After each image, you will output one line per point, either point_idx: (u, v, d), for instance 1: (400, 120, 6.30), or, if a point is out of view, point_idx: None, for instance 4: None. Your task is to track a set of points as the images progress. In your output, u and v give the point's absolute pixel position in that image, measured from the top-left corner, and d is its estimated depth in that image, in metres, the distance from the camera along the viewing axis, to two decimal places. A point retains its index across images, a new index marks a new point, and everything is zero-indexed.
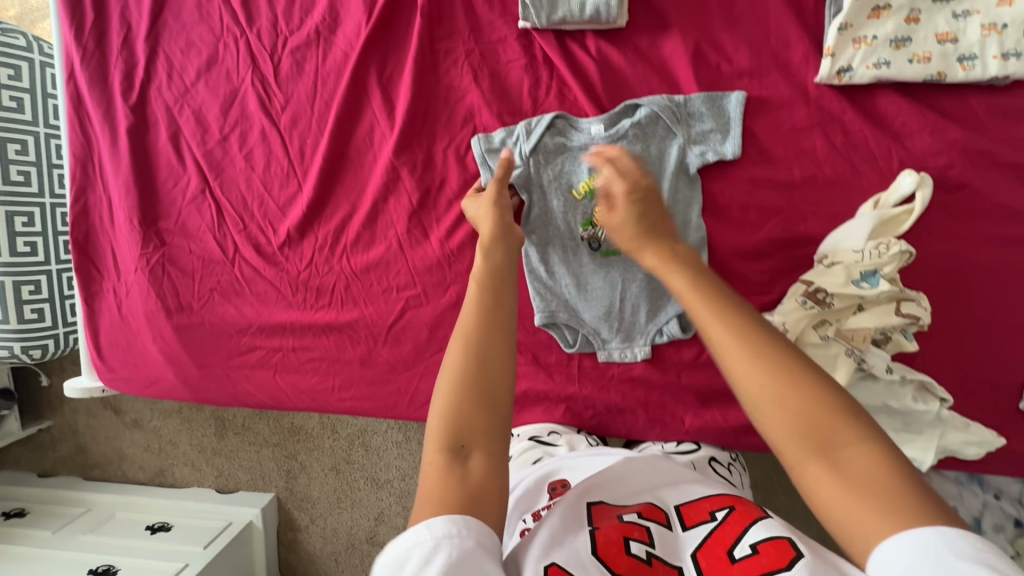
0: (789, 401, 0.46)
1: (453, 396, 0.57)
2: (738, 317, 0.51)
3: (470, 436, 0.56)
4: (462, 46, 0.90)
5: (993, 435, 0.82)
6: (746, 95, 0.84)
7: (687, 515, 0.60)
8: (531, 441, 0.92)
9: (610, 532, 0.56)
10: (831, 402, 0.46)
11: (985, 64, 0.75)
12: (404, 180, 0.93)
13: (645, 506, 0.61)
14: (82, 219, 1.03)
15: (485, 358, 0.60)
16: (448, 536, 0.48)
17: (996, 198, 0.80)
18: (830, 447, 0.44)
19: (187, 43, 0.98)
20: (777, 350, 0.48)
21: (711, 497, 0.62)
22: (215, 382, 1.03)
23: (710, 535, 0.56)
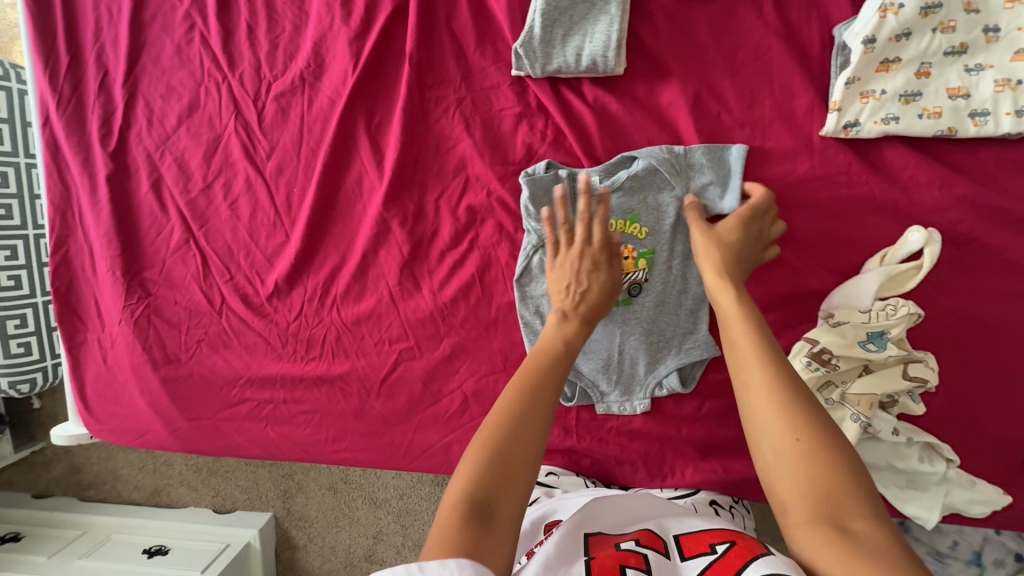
0: (810, 464, 0.54)
1: (506, 429, 0.59)
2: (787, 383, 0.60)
3: (500, 500, 0.55)
4: (454, 94, 0.87)
5: (998, 492, 0.80)
6: (747, 148, 0.80)
7: (686, 545, 0.62)
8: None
9: (606, 561, 0.58)
10: (846, 480, 0.53)
11: (998, 121, 0.72)
12: (395, 232, 0.90)
13: (645, 534, 0.64)
14: (63, 267, 1.00)
15: (542, 415, 0.62)
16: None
17: (1006, 254, 0.78)
18: (841, 518, 0.51)
19: (167, 88, 0.94)
20: (811, 419, 0.57)
21: (711, 531, 0.64)
22: (206, 434, 1.00)
23: (710, 566, 0.57)
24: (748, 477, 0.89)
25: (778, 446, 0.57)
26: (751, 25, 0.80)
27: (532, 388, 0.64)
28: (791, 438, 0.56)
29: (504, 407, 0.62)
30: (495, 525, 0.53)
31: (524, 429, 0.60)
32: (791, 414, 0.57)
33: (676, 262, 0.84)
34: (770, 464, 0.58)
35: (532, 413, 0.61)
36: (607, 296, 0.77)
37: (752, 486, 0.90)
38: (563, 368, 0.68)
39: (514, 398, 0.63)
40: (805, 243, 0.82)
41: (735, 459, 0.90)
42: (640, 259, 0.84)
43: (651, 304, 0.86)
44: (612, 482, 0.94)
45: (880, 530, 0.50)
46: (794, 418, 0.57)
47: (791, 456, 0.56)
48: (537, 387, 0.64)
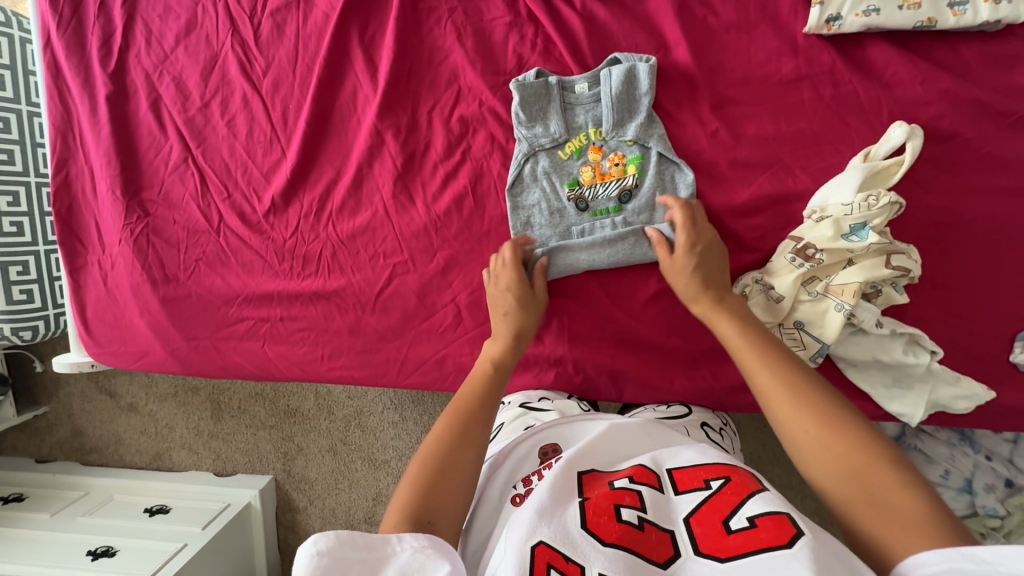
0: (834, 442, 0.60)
1: (451, 427, 0.72)
2: (790, 375, 0.68)
3: (438, 517, 0.62)
4: (446, 5, 0.89)
5: (983, 388, 0.81)
6: (655, 60, 0.83)
7: (680, 479, 0.65)
8: (521, 409, 0.92)
9: (600, 501, 0.61)
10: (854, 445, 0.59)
11: (977, 9, 0.73)
12: (389, 144, 0.92)
13: (637, 470, 0.67)
14: (64, 190, 1.02)
15: (477, 422, 0.73)
16: (393, 551, 0.55)
17: (986, 148, 0.79)
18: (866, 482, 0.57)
19: (165, 8, 0.96)
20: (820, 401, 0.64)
21: (705, 465, 0.66)
22: (205, 354, 1.02)
23: (706, 501, 0.61)
24: (737, 383, 0.90)
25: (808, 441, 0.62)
26: None
27: (461, 427, 0.72)
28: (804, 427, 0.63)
29: (450, 412, 0.74)
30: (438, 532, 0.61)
31: (465, 418, 0.73)
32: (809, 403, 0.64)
33: (663, 166, 0.85)
34: (792, 443, 0.64)
35: (458, 448, 0.69)
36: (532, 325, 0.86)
37: (741, 394, 0.91)
38: (496, 382, 0.79)
39: (465, 403, 0.75)
40: (791, 144, 0.83)
41: (723, 365, 0.91)
42: (629, 165, 0.85)
43: (638, 211, 0.86)
44: (604, 392, 0.95)
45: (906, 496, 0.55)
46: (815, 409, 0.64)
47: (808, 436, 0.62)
48: (472, 403, 0.75)
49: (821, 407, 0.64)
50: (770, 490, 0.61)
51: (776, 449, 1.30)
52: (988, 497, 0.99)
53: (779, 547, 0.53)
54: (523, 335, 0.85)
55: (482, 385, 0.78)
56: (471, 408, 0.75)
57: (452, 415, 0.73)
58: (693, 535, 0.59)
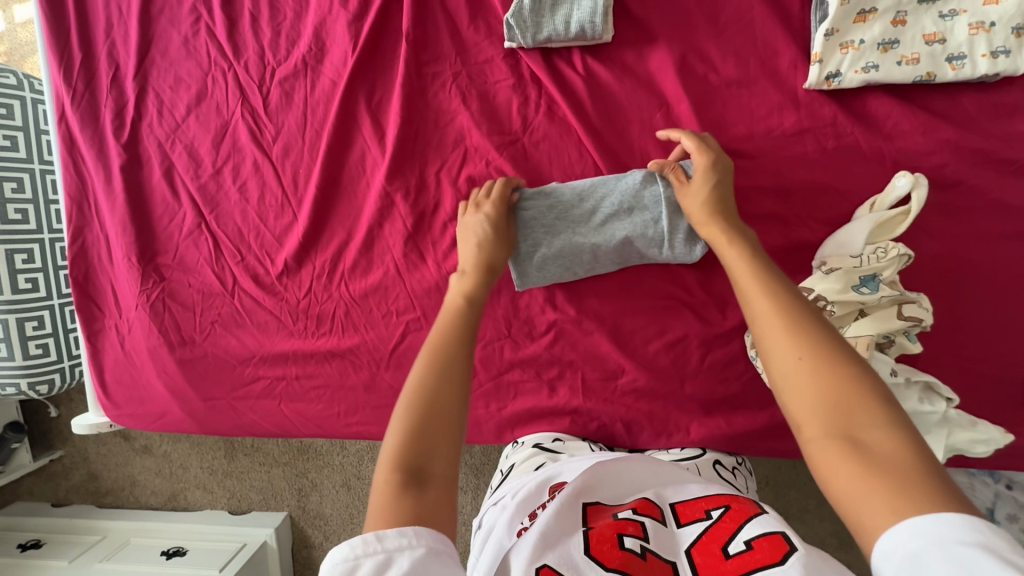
0: (823, 381, 0.53)
1: (435, 361, 0.67)
2: (795, 309, 0.60)
3: (430, 463, 0.59)
4: (450, 69, 0.90)
5: (1000, 431, 0.80)
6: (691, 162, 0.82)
7: (682, 513, 0.66)
8: (533, 449, 0.91)
9: (604, 529, 0.62)
10: (847, 390, 0.52)
11: (975, 63, 0.74)
12: (398, 206, 0.94)
13: (641, 503, 0.68)
14: (80, 257, 1.04)
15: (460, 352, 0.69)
16: (403, 544, 0.51)
17: (990, 194, 0.80)
18: (858, 442, 0.49)
19: (176, 79, 0.98)
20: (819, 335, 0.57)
21: (707, 497, 0.68)
22: (222, 414, 1.03)
23: (706, 531, 0.62)
24: (752, 429, 0.90)
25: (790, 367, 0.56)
26: None
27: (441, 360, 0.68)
28: (796, 356, 0.56)
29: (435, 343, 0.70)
30: (429, 487, 0.57)
31: (446, 344, 0.70)
32: (798, 336, 0.57)
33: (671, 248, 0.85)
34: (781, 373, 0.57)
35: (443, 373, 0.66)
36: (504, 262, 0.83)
37: (756, 441, 0.91)
38: (469, 321, 0.75)
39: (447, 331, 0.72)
40: (796, 196, 0.84)
41: (738, 413, 0.91)
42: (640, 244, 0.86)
43: (635, 200, 0.84)
44: (619, 442, 0.96)
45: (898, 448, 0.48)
46: (804, 340, 0.56)
47: (800, 374, 0.55)
48: (454, 336, 0.71)
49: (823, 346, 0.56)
50: (768, 512, 0.62)
51: (793, 481, 1.29)
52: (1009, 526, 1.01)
53: (772, 564, 0.54)
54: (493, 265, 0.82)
55: (460, 317, 0.75)
56: (453, 338, 0.71)
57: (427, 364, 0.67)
58: (693, 564, 0.59)
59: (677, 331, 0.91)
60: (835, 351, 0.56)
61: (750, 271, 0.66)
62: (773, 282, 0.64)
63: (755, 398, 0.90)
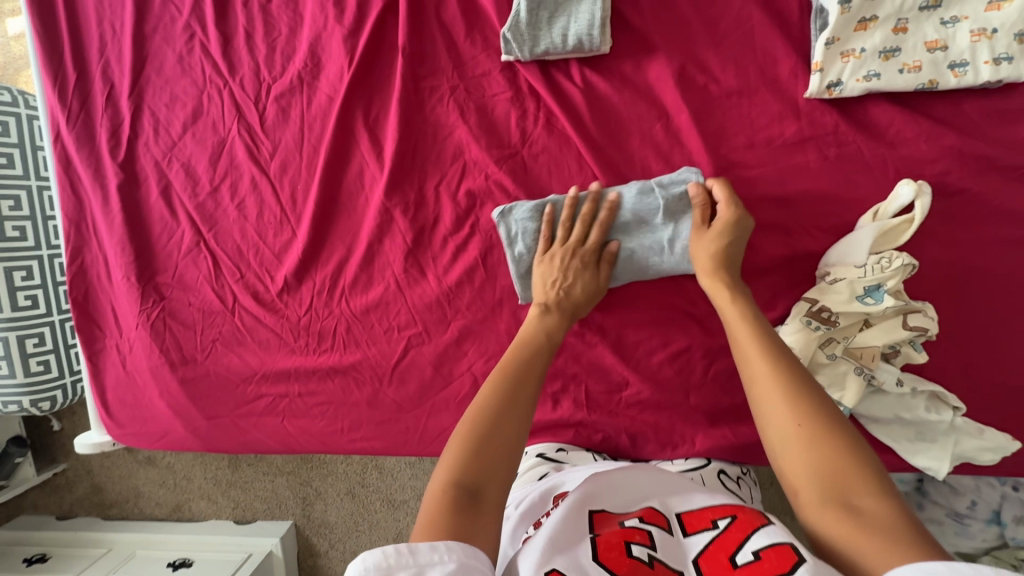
0: (817, 448, 0.60)
1: (503, 392, 0.71)
2: (788, 372, 0.67)
3: (485, 485, 0.62)
4: (447, 83, 0.89)
5: (1007, 438, 0.80)
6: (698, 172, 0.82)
7: (689, 522, 0.66)
8: (537, 459, 0.91)
9: (611, 537, 0.62)
10: (837, 455, 0.59)
11: (977, 70, 0.73)
12: (398, 221, 0.93)
13: (647, 512, 0.67)
14: (79, 277, 1.04)
15: (529, 386, 0.73)
16: (436, 560, 0.52)
17: (995, 201, 0.79)
18: (850, 501, 0.56)
19: (171, 97, 0.97)
20: (809, 399, 0.64)
21: (713, 506, 0.67)
22: (225, 432, 1.03)
23: (713, 541, 0.62)
24: (758, 439, 0.90)
25: (785, 431, 0.63)
26: None
27: (510, 390, 0.71)
28: (794, 424, 0.62)
29: (508, 370, 0.75)
30: (482, 508, 0.60)
31: (520, 376, 0.74)
32: (796, 403, 0.64)
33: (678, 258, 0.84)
34: (779, 441, 0.64)
35: (512, 402, 0.70)
36: (576, 292, 0.84)
37: (762, 451, 0.91)
38: (541, 357, 0.78)
39: (518, 361, 0.76)
40: (798, 206, 0.83)
41: (743, 423, 0.91)
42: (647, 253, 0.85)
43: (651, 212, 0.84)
44: (623, 454, 0.95)
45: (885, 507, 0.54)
46: (800, 409, 0.63)
47: (796, 442, 0.61)
48: (524, 374, 0.74)
49: (814, 409, 0.62)
50: (775, 522, 0.61)
51: None
52: (1018, 528, 1.04)
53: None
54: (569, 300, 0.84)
55: (534, 352, 0.78)
56: (523, 374, 0.74)
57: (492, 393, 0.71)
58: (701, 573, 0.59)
59: (680, 342, 0.90)
60: (829, 414, 0.62)
61: (747, 330, 0.72)
62: (770, 344, 0.70)
63: None
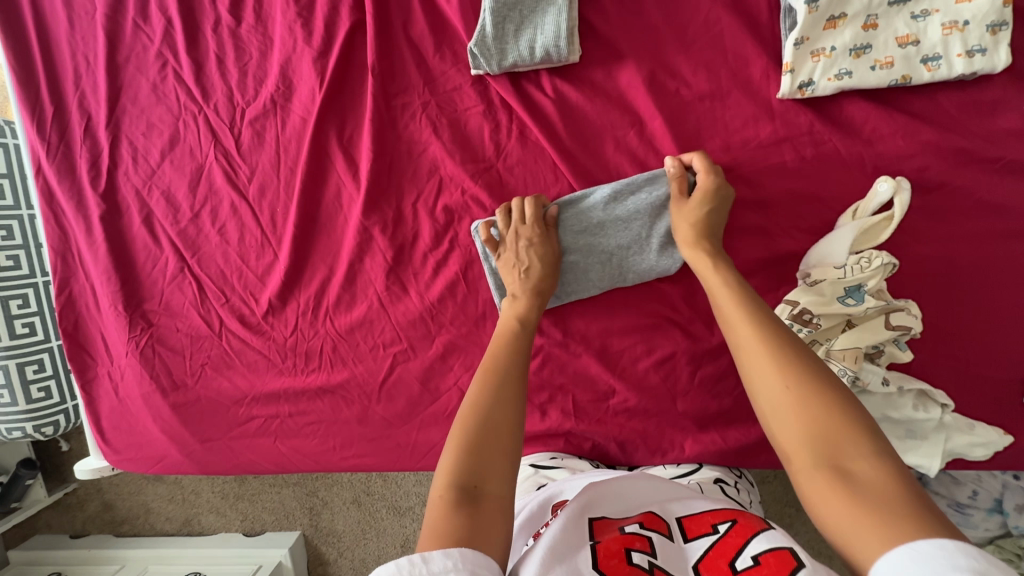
0: (812, 416, 0.59)
1: (484, 386, 0.71)
2: (780, 340, 0.66)
3: (485, 481, 0.61)
4: (418, 99, 0.89)
5: (999, 433, 0.79)
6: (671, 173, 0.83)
7: (689, 527, 0.65)
8: (532, 468, 0.91)
9: (612, 544, 0.61)
10: (829, 421, 0.58)
11: (951, 64, 0.72)
12: (377, 239, 0.93)
13: (647, 516, 0.66)
14: (68, 308, 1.05)
15: (514, 372, 0.74)
16: (449, 563, 0.51)
17: (976, 194, 0.78)
18: (844, 467, 0.55)
19: (148, 125, 0.97)
20: (799, 365, 0.63)
21: (713, 511, 0.67)
22: (219, 454, 1.04)
23: (713, 546, 0.61)
24: (747, 443, 0.89)
25: (777, 398, 0.62)
26: None
27: (495, 381, 0.72)
28: (786, 392, 0.62)
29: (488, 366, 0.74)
30: (485, 505, 0.59)
31: (500, 366, 0.74)
32: (787, 370, 0.63)
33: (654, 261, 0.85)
34: (772, 409, 0.63)
35: (498, 393, 0.70)
36: (551, 274, 0.84)
37: (752, 454, 0.91)
38: (522, 343, 0.78)
39: (497, 353, 0.77)
40: (777, 207, 0.82)
41: (732, 427, 0.90)
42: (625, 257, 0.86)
43: (628, 216, 0.84)
44: (614, 462, 0.95)
45: (882, 474, 0.53)
46: (793, 375, 0.62)
47: (790, 410, 0.61)
48: (504, 364, 0.74)
49: (806, 376, 0.61)
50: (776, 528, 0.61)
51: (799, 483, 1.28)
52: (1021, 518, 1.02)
53: None
54: (545, 286, 0.84)
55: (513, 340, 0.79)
56: (507, 363, 0.75)
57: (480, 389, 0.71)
58: None
59: (665, 349, 0.90)
60: (822, 379, 0.61)
61: (733, 301, 0.72)
62: (759, 312, 0.69)
63: (748, 411, 0.90)
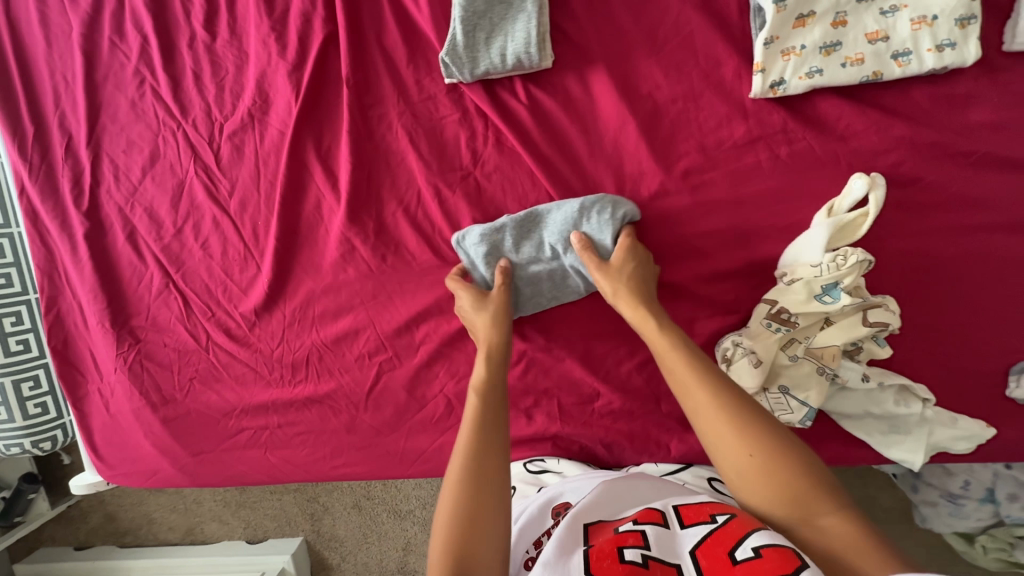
0: (776, 480, 0.60)
1: (461, 458, 0.69)
2: (727, 398, 0.66)
3: (477, 555, 0.60)
4: (394, 109, 0.89)
5: (982, 426, 0.80)
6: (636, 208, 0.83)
7: (686, 516, 0.65)
8: (530, 473, 0.91)
9: (605, 546, 0.60)
10: (790, 479, 0.60)
11: (921, 58, 0.72)
12: (359, 250, 0.93)
13: (643, 512, 0.66)
14: (57, 326, 1.05)
15: (491, 430, 0.72)
16: None
17: (952, 188, 0.78)
18: (815, 521, 0.58)
19: (129, 143, 0.98)
20: (750, 422, 0.64)
21: (711, 503, 0.66)
22: (211, 466, 1.04)
23: (711, 534, 0.60)
24: None
25: (737, 462, 0.63)
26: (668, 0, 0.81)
27: (471, 447, 0.69)
28: (747, 455, 0.62)
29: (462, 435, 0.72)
30: None
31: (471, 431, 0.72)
32: (742, 432, 0.63)
33: None
34: (732, 468, 0.64)
35: (476, 456, 0.68)
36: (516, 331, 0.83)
37: None
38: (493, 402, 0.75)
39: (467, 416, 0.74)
40: (753, 207, 0.82)
41: None
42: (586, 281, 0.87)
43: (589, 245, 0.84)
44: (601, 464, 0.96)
45: (846, 523, 0.57)
46: (750, 438, 0.63)
47: (753, 475, 0.62)
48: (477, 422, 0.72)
49: (759, 436, 0.63)
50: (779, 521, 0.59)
51: None
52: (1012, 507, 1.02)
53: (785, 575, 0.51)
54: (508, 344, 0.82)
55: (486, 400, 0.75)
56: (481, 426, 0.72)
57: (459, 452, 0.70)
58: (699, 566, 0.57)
59: (647, 350, 0.90)
60: (772, 431, 0.63)
61: (679, 357, 0.71)
62: (704, 368, 0.69)
63: None
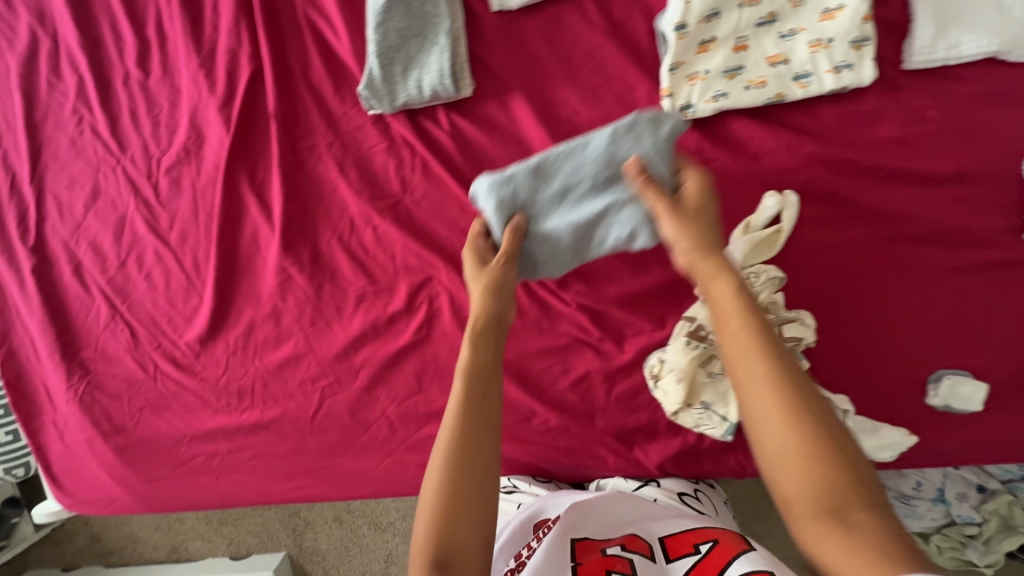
0: (819, 467, 0.48)
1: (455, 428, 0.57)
2: (784, 369, 0.52)
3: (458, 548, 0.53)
4: (323, 141, 0.91)
5: (903, 434, 0.80)
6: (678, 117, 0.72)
7: (671, 547, 0.67)
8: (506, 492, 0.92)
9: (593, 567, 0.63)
10: (833, 471, 0.48)
11: (821, 80, 0.75)
12: (296, 279, 0.95)
13: (630, 538, 0.68)
14: (10, 359, 1.07)
15: (491, 408, 0.59)
16: None
17: (864, 202, 0.79)
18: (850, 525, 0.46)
19: (70, 179, 1.00)
20: (807, 401, 0.51)
21: (693, 530, 0.69)
22: (166, 492, 1.06)
23: (695, 567, 0.63)
24: (668, 456, 0.90)
25: (776, 437, 0.51)
26: (579, 29, 0.83)
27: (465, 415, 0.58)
28: (794, 435, 0.50)
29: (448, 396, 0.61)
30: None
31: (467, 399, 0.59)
32: (793, 409, 0.50)
33: None
34: (765, 441, 0.52)
35: (475, 433, 0.57)
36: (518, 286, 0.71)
37: (676, 467, 0.91)
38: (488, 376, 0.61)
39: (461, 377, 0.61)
40: None
41: (653, 441, 0.91)
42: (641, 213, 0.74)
43: None
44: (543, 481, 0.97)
45: (893, 537, 0.45)
46: (799, 416, 0.50)
47: (791, 457, 0.50)
48: (476, 389, 0.60)
49: (812, 416, 0.50)
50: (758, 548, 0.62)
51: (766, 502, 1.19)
52: (962, 506, 1.03)
53: None
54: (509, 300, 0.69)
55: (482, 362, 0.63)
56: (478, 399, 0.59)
57: (461, 420, 0.58)
58: None
59: (580, 369, 0.92)
60: (825, 417, 0.51)
61: (734, 311, 0.57)
62: (758, 331, 0.55)
63: (667, 425, 0.91)
